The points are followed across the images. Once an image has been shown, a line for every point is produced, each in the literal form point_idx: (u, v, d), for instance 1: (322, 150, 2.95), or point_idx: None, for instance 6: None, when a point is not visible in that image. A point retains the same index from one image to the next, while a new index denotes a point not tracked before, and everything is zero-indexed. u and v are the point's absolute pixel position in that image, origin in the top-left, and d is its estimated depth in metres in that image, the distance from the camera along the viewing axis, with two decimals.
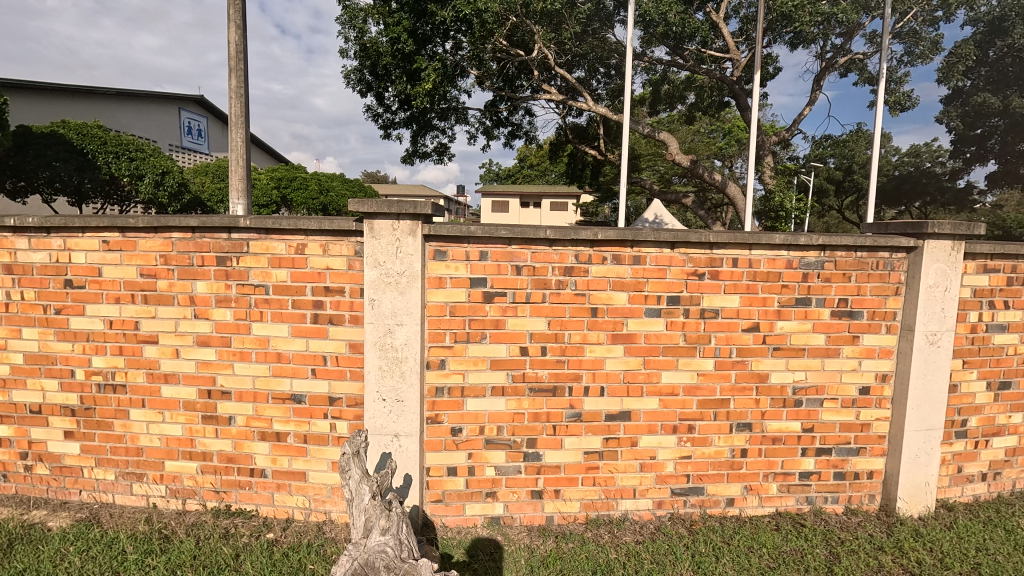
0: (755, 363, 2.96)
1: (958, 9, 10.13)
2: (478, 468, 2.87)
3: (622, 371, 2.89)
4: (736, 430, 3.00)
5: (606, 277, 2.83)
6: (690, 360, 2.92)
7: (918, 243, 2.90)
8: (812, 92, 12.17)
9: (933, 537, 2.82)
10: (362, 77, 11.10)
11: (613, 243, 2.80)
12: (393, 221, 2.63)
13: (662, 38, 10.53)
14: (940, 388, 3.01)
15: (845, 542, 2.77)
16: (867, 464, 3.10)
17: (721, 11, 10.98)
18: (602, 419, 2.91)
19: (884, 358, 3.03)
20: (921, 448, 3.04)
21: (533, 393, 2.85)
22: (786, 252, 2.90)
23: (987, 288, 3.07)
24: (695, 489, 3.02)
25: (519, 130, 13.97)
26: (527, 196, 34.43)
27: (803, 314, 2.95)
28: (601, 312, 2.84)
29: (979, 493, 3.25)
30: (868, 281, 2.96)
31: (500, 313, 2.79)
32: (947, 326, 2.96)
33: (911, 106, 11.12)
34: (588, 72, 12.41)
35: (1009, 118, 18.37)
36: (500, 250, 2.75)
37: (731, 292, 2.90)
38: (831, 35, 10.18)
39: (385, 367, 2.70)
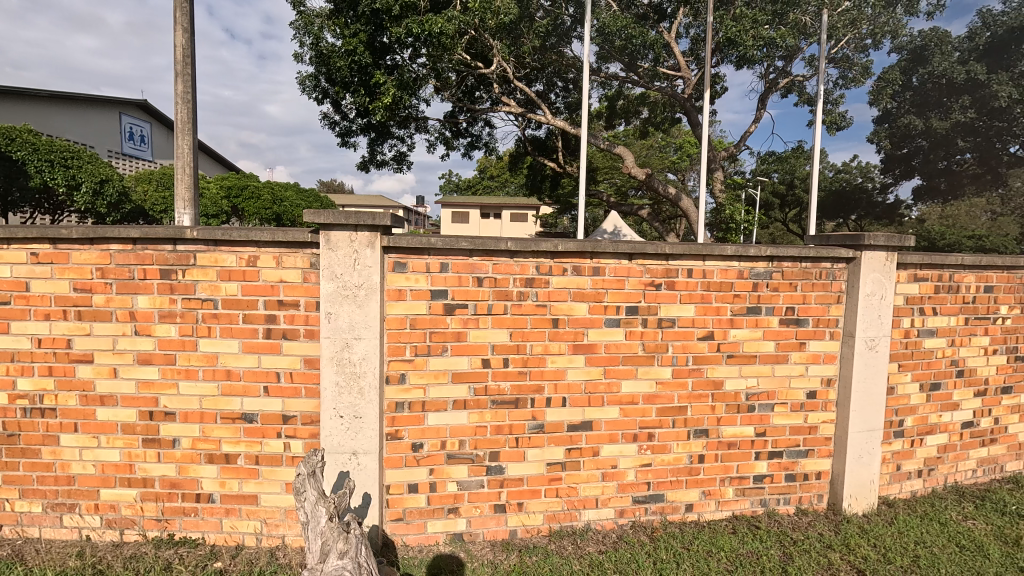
0: (710, 371, 3.05)
1: (885, 38, 10.96)
2: (440, 484, 2.81)
3: (584, 381, 2.92)
4: (694, 437, 3.07)
5: (567, 289, 2.85)
6: (648, 369, 2.98)
7: (856, 254, 3.08)
8: (757, 111, 12.88)
9: (877, 533, 2.97)
10: (317, 83, 11.06)
11: (573, 255, 2.83)
12: (350, 232, 2.57)
13: (619, 54, 10.91)
14: (880, 392, 3.19)
15: (797, 542, 2.88)
16: (815, 466, 3.24)
17: (672, 31, 11.43)
18: (565, 430, 2.92)
19: (829, 363, 3.19)
20: (864, 449, 3.20)
21: (495, 405, 2.83)
22: (737, 263, 3.01)
23: (917, 296, 3.29)
24: (655, 497, 3.06)
25: (478, 141, 14.18)
26: (487, 207, 34.72)
27: (754, 323, 3.06)
28: (561, 323, 2.87)
29: (916, 489, 3.46)
30: (812, 290, 3.12)
31: (462, 325, 2.75)
32: (883, 331, 3.15)
33: (845, 126, 11.92)
34: (546, 86, 12.74)
35: (931, 138, 19.52)
36: (461, 262, 2.73)
37: (686, 301, 2.98)
38: (774, 57, 10.78)
39: (343, 383, 2.62)
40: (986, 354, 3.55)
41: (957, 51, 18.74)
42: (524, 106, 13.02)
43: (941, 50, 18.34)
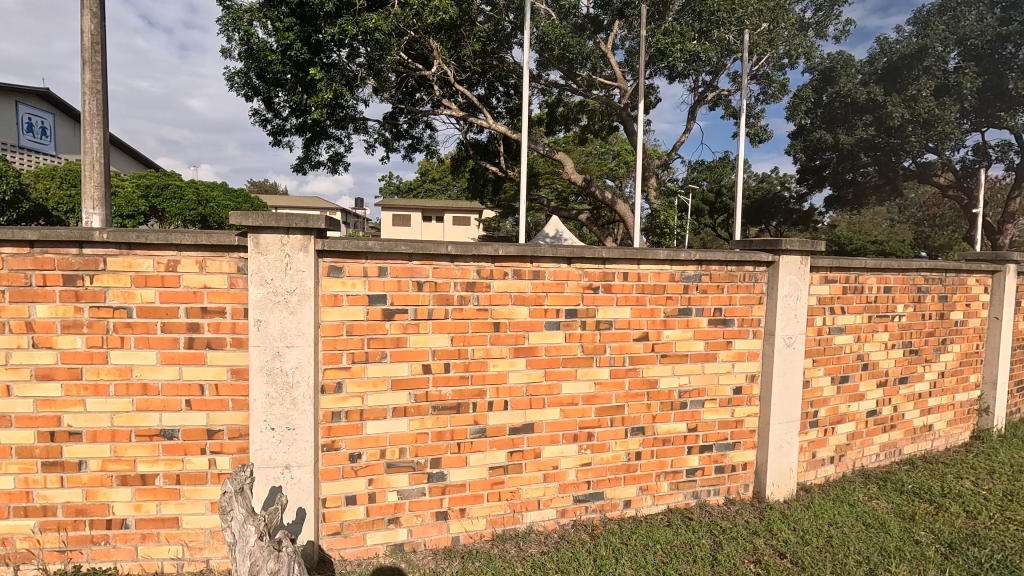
0: (645, 370, 3.17)
1: (799, 58, 11.90)
2: (380, 495, 2.74)
3: (525, 384, 2.94)
4: (631, 434, 3.18)
5: (508, 292, 2.87)
6: (587, 370, 3.05)
7: (774, 258, 3.32)
8: (688, 122, 13.58)
9: (796, 517, 3.19)
10: (248, 80, 10.67)
11: (514, 259, 2.86)
12: (282, 236, 2.45)
13: (557, 62, 11.16)
14: (797, 385, 3.45)
15: (726, 530, 3.04)
16: (741, 457, 3.44)
17: (609, 42, 11.82)
18: (506, 433, 2.93)
19: (753, 360, 3.41)
20: (784, 439, 3.44)
21: (436, 411, 2.79)
22: (669, 266, 3.15)
23: (828, 297, 3.58)
24: (595, 495, 3.14)
25: (419, 143, 14.02)
26: (429, 211, 34.40)
27: (685, 323, 3.22)
28: (503, 327, 2.88)
29: (830, 474, 3.75)
30: (737, 292, 3.32)
31: (401, 331, 2.70)
32: (799, 329, 3.41)
33: (766, 138, 12.81)
34: (487, 90, 12.83)
35: (839, 152, 20.10)
36: (400, 265, 2.68)
37: (622, 304, 3.09)
38: (702, 71, 11.41)
39: (274, 394, 2.49)
40: (886, 348, 3.92)
41: (859, 72, 19.31)
42: (465, 110, 13.03)
43: (847, 72, 19.18)
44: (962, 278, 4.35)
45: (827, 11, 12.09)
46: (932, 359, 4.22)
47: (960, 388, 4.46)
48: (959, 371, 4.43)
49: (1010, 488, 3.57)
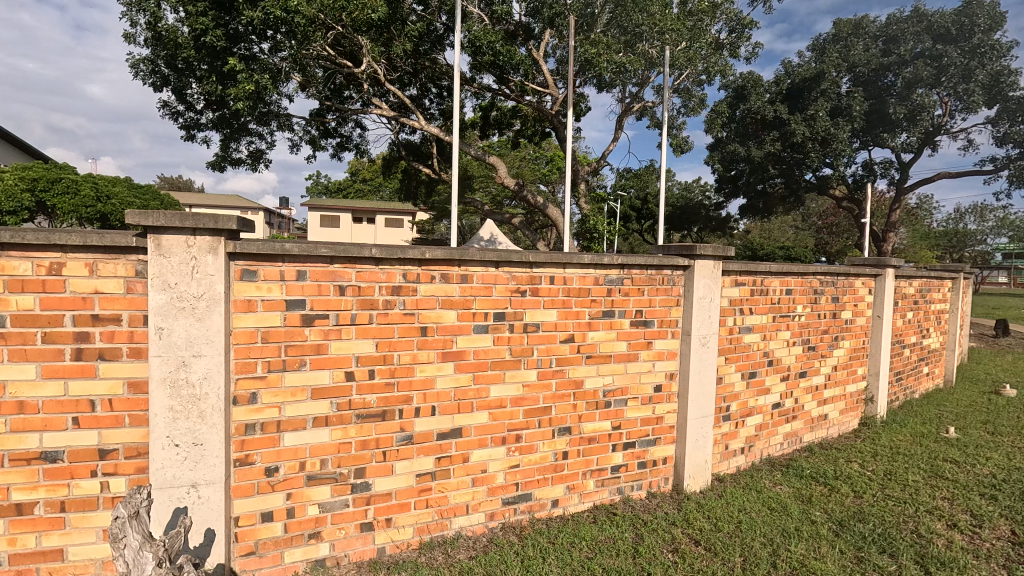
0: (571, 371, 3.25)
1: (715, 76, 12.76)
2: (299, 509, 2.61)
3: (453, 389, 2.92)
4: (558, 435, 3.24)
5: (435, 296, 2.83)
6: (515, 373, 3.08)
7: (690, 262, 3.53)
8: (616, 131, 14.14)
9: (709, 506, 3.39)
10: (156, 69, 9.86)
11: (441, 262, 2.83)
12: (187, 237, 2.28)
13: (489, 67, 11.25)
14: (710, 382, 3.68)
15: (646, 523, 3.18)
16: (662, 451, 3.62)
17: (540, 49, 12.06)
18: (434, 439, 2.89)
19: (672, 359, 3.59)
20: (700, 432, 3.66)
21: (360, 419, 2.70)
22: (594, 270, 3.26)
23: (738, 298, 3.86)
24: (523, 496, 3.17)
25: (349, 142, 13.61)
26: (360, 212, 33.46)
27: (609, 325, 3.34)
28: (430, 331, 2.84)
29: (741, 464, 4.03)
30: (657, 294, 3.49)
31: (322, 337, 2.59)
32: (712, 329, 3.64)
33: (687, 149, 13.60)
34: (420, 91, 12.73)
35: (751, 164, 21.65)
36: (321, 269, 2.57)
37: (549, 307, 3.15)
38: (628, 82, 11.94)
39: (178, 408, 2.31)
40: (789, 345, 4.27)
41: (766, 92, 20.97)
42: (397, 110, 12.82)
43: (756, 91, 20.79)
44: (852, 281, 4.83)
45: (739, 33, 13.03)
46: (827, 355, 4.65)
47: (850, 379, 4.95)
48: (849, 364, 4.91)
49: (888, 468, 4.01)
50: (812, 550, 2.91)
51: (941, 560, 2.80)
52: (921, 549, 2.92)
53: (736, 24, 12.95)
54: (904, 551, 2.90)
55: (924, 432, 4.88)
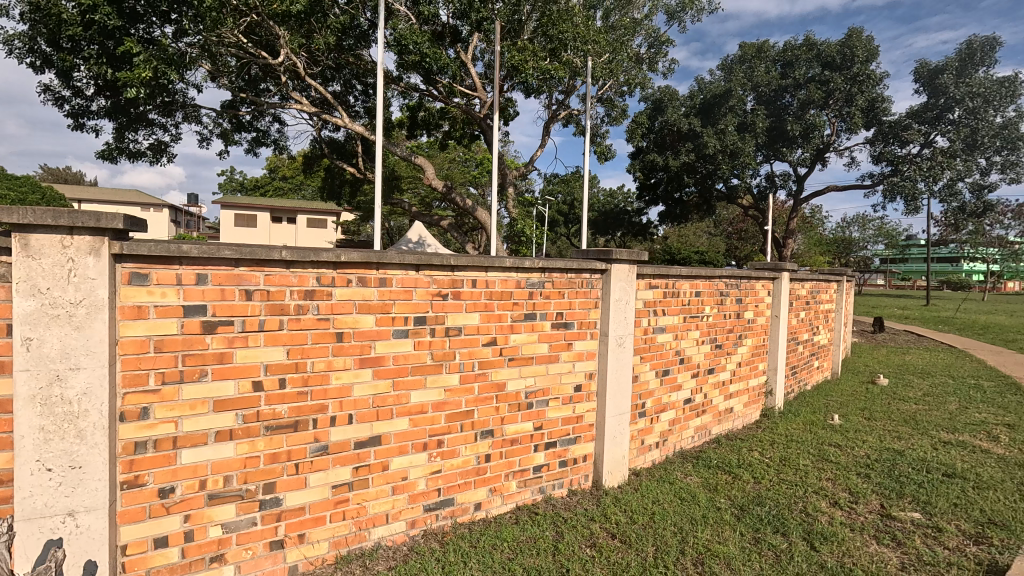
0: (494, 374, 3.26)
1: (636, 88, 13.41)
2: (199, 531, 2.42)
3: (371, 396, 2.84)
4: (481, 438, 3.24)
5: (351, 300, 2.74)
6: (437, 378, 3.05)
7: (607, 266, 3.67)
8: (543, 137, 14.45)
9: (626, 500, 3.55)
10: (34, 47, 8.80)
11: (358, 266, 2.74)
12: (62, 236, 2.04)
13: (415, 67, 11.12)
14: (626, 381, 3.85)
15: (567, 520, 3.27)
16: (582, 450, 3.73)
17: (468, 52, 12.07)
18: (351, 448, 2.79)
19: (591, 360, 3.72)
20: (617, 429, 3.81)
21: (270, 431, 2.55)
22: (515, 273, 3.30)
23: (652, 300, 4.07)
24: (446, 502, 3.14)
25: (266, 137, 12.88)
26: (279, 211, 31.78)
27: (530, 327, 3.39)
28: (347, 337, 2.74)
29: (655, 458, 4.25)
30: (576, 297, 3.60)
31: (226, 345, 2.42)
32: (628, 330, 3.81)
33: (611, 157, 14.16)
34: (343, 88, 12.36)
35: (669, 173, 22.92)
36: (224, 272, 2.40)
37: (471, 310, 3.14)
38: (554, 90, 12.25)
39: (51, 428, 2.06)
40: (698, 344, 4.56)
41: (681, 106, 22.30)
42: (318, 106, 12.34)
43: (672, 104, 22.07)
44: (753, 283, 5.24)
45: (657, 49, 13.79)
46: (732, 352, 5.01)
47: (752, 374, 5.37)
48: (752, 360, 5.32)
49: (784, 454, 4.40)
50: (717, 535, 3.12)
51: (825, 535, 3.11)
52: (808, 526, 3.23)
53: (654, 40, 13.70)
54: (795, 529, 3.18)
55: (814, 420, 5.39)
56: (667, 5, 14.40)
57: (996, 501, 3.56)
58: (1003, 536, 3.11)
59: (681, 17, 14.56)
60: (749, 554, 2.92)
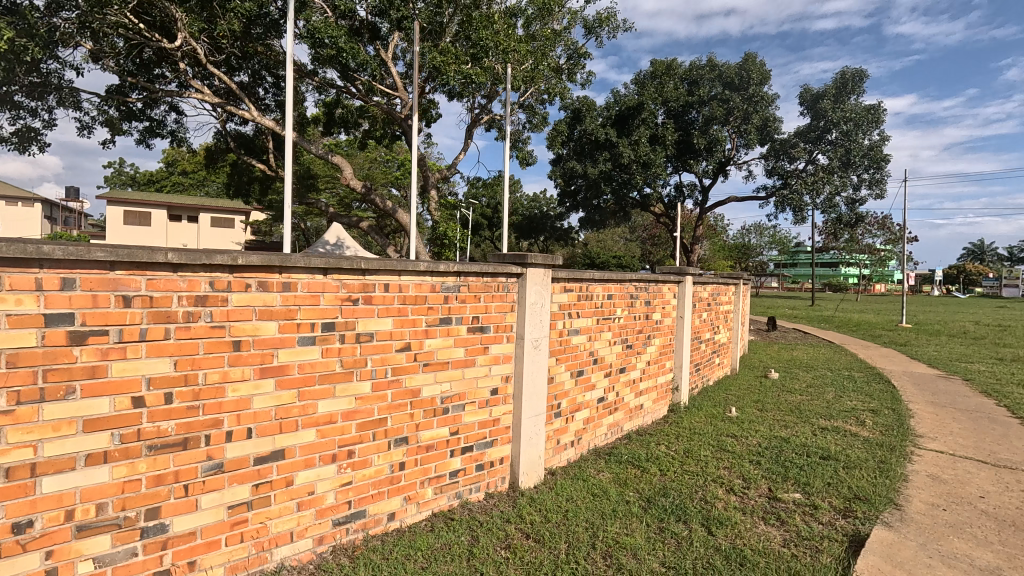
0: (408, 381, 3.20)
1: (555, 97, 13.80)
2: (65, 569, 2.13)
3: (274, 408, 2.66)
4: (394, 446, 3.16)
5: (250, 306, 2.55)
6: (346, 386, 2.93)
7: (523, 270, 3.73)
8: (466, 140, 14.44)
9: (540, 499, 3.62)
10: None
11: (259, 269, 2.56)
12: None
13: (330, 62, 10.71)
14: (542, 382, 3.93)
15: (482, 523, 3.27)
16: (499, 452, 3.76)
17: (388, 50, 11.78)
18: (250, 464, 2.60)
19: (507, 363, 3.76)
20: (533, 431, 3.88)
21: (154, 452, 2.31)
22: (430, 277, 3.26)
23: (566, 303, 4.19)
24: (357, 514, 3.02)
25: (161, 128, 11.79)
26: (178, 208, 29.18)
27: (446, 332, 3.36)
28: (245, 346, 2.54)
29: (571, 457, 4.37)
30: (492, 301, 3.63)
31: (99, 357, 2.16)
32: (543, 333, 3.90)
33: (532, 163, 14.44)
34: (252, 79, 11.65)
35: (587, 180, 23.73)
36: (97, 277, 2.14)
37: (384, 315, 3.05)
38: (476, 94, 12.29)
39: None
40: (610, 344, 4.76)
41: (599, 116, 23.25)
42: (223, 97, 11.54)
43: (590, 115, 22.86)
44: (660, 287, 5.56)
45: (576, 60, 14.28)
46: (642, 351, 5.29)
47: (660, 372, 5.70)
48: (660, 359, 5.65)
49: (687, 446, 4.70)
50: (625, 527, 3.27)
51: (720, 519, 3.36)
52: (706, 512, 3.47)
53: (573, 51, 14.17)
54: (695, 516, 3.40)
55: (714, 413, 5.82)
56: (585, 20, 14.97)
57: (861, 478, 4.04)
58: (866, 509, 3.53)
59: (598, 32, 15.19)
60: (654, 543, 3.08)
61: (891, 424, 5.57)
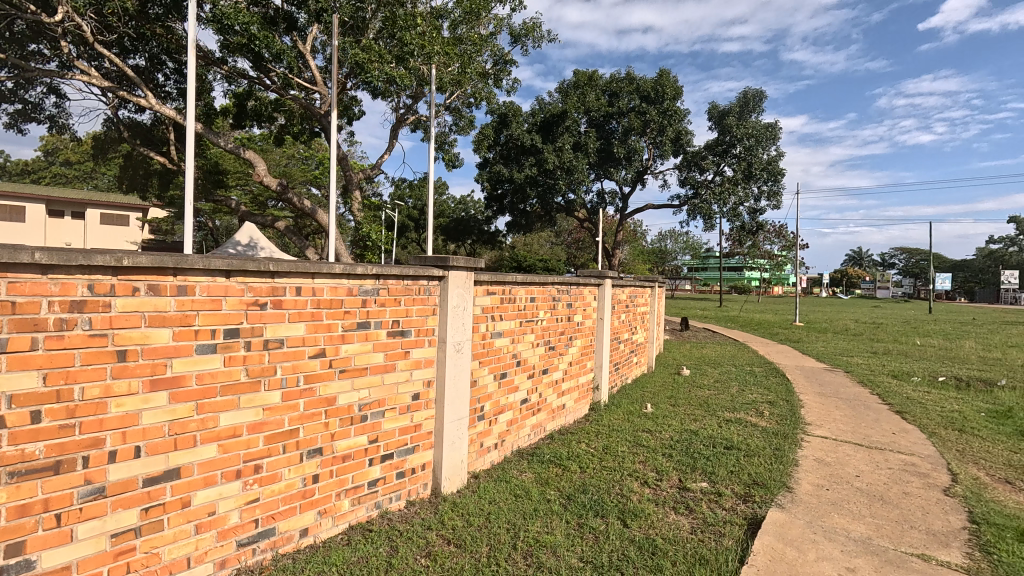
0: (322, 389, 3.05)
1: (482, 101, 13.85)
2: None
3: (167, 423, 2.40)
4: (307, 458, 3.00)
5: (139, 312, 2.28)
6: (253, 397, 2.73)
7: (444, 273, 3.70)
8: (391, 140, 14.11)
9: (463, 504, 3.59)
10: None
11: (149, 272, 2.31)
12: None
13: (241, 51, 10.06)
14: (464, 386, 3.92)
15: (403, 532, 3.19)
16: (420, 458, 3.69)
17: (306, 42, 11.25)
18: (139, 487, 2.32)
19: (429, 367, 3.70)
20: (455, 435, 3.85)
21: (14, 480, 2.00)
22: (346, 280, 3.13)
23: (489, 306, 4.21)
24: (265, 533, 2.82)
25: (36, 111, 10.47)
26: (61, 203, 26.05)
27: (364, 337, 3.25)
28: (132, 355, 2.28)
29: (494, 459, 4.38)
30: (413, 304, 3.56)
31: None
32: (464, 336, 3.90)
33: (459, 165, 14.38)
34: (149, 63, 10.66)
35: (514, 185, 24.06)
36: None
37: (296, 320, 2.88)
38: (401, 93, 12.05)
39: None
40: (533, 346, 4.84)
41: (524, 122, 23.63)
42: (114, 81, 10.48)
43: (517, 120, 23.20)
44: (581, 289, 5.74)
45: (502, 67, 14.44)
46: (564, 352, 5.42)
47: (581, 372, 5.87)
48: (580, 359, 5.82)
49: (605, 443, 4.89)
50: (546, 526, 3.33)
51: (635, 511, 3.51)
52: (623, 506, 3.61)
53: (499, 57, 14.32)
54: (612, 510, 3.54)
55: (632, 410, 6.09)
56: (511, 27, 15.19)
57: (758, 465, 4.40)
58: (763, 493, 3.85)
59: (523, 40, 15.47)
60: (573, 540, 3.16)
61: (784, 414, 6.13)
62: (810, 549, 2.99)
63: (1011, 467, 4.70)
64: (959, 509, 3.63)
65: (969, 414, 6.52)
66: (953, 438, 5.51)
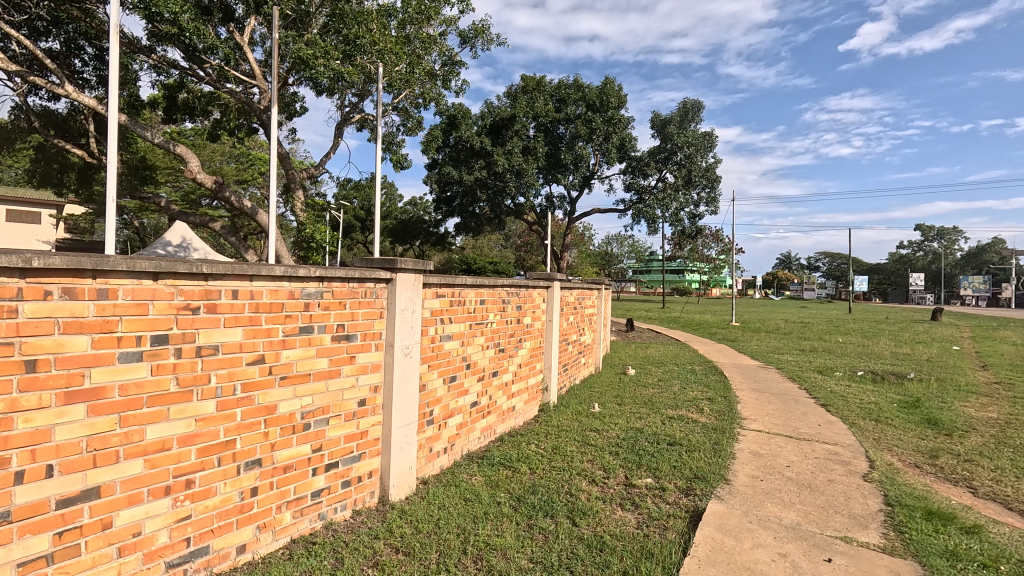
0: (261, 397, 2.90)
1: (430, 101, 13.70)
2: None
3: (85, 438, 2.19)
4: (245, 470, 2.84)
5: (53, 318, 2.09)
6: (184, 407, 2.54)
7: (391, 275, 3.63)
8: (336, 138, 13.71)
9: (412, 510, 3.53)
10: None
11: (64, 275, 2.12)
12: None
13: (172, 39, 9.46)
14: (413, 390, 3.85)
15: (348, 543, 3.10)
16: (367, 466, 3.59)
17: (244, 34, 10.72)
18: (51, 509, 2.12)
19: (375, 372, 3.61)
20: (403, 441, 3.77)
21: None
22: (288, 282, 2.99)
23: (438, 309, 4.16)
24: (197, 552, 2.64)
25: None
26: None
27: (307, 341, 3.13)
28: (44, 366, 2.08)
29: (443, 464, 4.33)
30: (359, 308, 3.47)
31: None
32: (412, 340, 3.83)
33: (407, 166, 14.18)
34: (65, 47, 9.82)
35: (463, 186, 23.98)
36: None
37: (231, 325, 2.72)
38: (347, 91, 11.73)
39: None
40: (482, 349, 4.83)
41: (474, 124, 23.54)
42: (24, 66, 9.58)
43: (466, 122, 23.09)
44: (531, 291, 5.80)
45: (451, 68, 14.37)
46: (514, 354, 5.45)
47: (531, 373, 5.92)
48: (530, 361, 5.87)
49: (554, 443, 4.96)
50: (495, 529, 3.32)
51: (583, 510, 3.57)
52: (571, 505, 3.66)
53: (448, 58, 14.24)
54: (561, 509, 3.59)
55: (580, 410, 6.21)
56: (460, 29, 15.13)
57: (698, 459, 4.59)
58: (703, 486, 4.02)
59: (473, 42, 15.45)
60: (522, 541, 3.17)
61: (722, 409, 6.44)
62: (746, 537, 3.14)
63: (920, 453, 5.16)
64: (876, 493, 3.95)
65: (883, 405, 7.11)
66: (871, 428, 5.99)
